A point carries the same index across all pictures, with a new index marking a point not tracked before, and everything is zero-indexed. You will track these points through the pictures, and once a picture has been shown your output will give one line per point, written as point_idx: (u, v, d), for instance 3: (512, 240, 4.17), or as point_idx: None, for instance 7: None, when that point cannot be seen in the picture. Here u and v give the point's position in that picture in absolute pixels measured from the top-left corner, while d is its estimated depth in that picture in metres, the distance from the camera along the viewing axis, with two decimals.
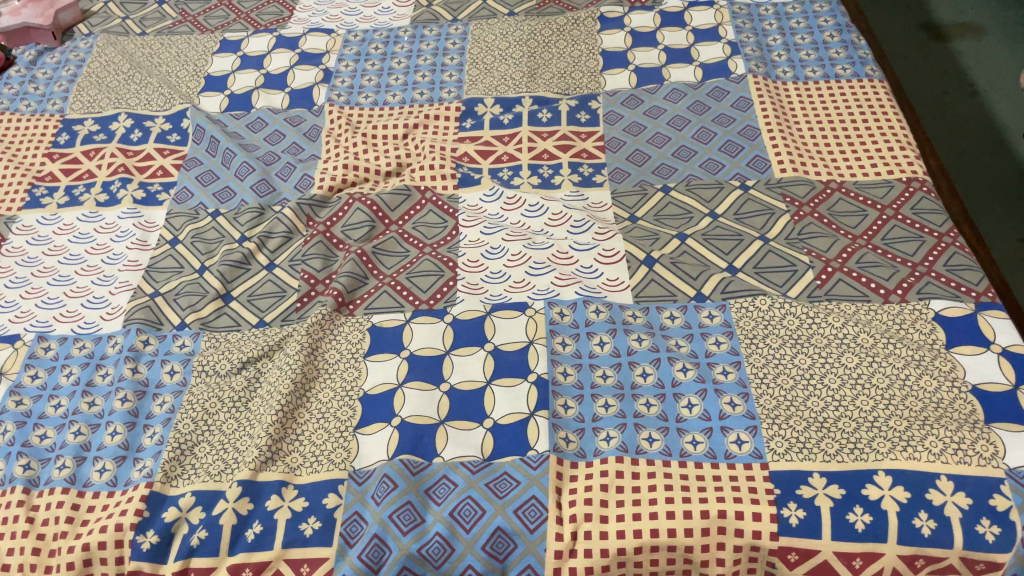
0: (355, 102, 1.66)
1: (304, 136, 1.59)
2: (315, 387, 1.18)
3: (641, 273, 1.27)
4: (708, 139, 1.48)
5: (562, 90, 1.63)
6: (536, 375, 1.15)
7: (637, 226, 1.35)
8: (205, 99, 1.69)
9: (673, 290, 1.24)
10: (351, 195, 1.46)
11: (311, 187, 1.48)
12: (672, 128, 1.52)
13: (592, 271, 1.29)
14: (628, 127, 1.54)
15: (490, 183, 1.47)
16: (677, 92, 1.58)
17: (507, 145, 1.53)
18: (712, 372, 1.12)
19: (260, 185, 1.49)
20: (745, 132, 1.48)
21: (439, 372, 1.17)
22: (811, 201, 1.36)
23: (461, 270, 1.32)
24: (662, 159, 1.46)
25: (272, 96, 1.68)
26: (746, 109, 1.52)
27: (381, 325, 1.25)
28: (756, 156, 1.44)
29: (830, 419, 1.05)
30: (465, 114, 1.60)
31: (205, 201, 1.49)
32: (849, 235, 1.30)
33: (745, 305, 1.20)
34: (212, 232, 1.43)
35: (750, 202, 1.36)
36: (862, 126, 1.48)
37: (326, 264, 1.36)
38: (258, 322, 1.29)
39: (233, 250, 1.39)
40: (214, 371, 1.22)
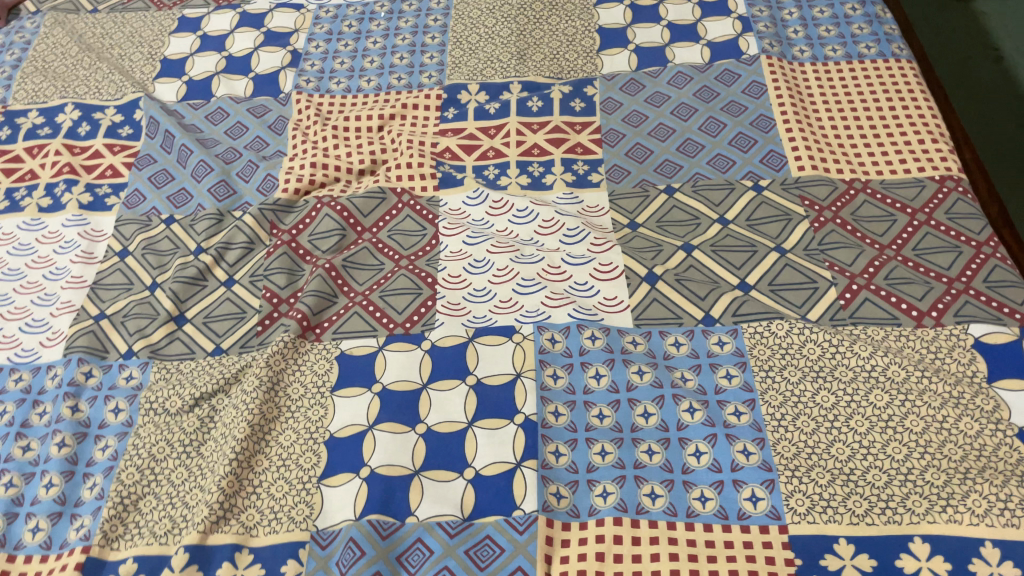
0: (325, 89, 1.49)
1: (269, 130, 1.43)
2: (276, 429, 1.05)
3: (641, 291, 1.13)
4: (717, 131, 1.33)
5: (554, 74, 1.47)
6: (523, 416, 1.01)
7: (637, 235, 1.20)
8: (161, 86, 1.53)
9: (678, 311, 1.10)
10: (319, 198, 1.31)
11: (274, 189, 1.33)
12: (676, 118, 1.36)
13: (587, 289, 1.15)
14: (628, 117, 1.38)
15: (474, 183, 1.32)
16: (683, 77, 1.42)
17: (493, 139, 1.38)
18: (722, 413, 0.99)
19: (219, 187, 1.34)
20: (758, 123, 1.33)
21: (415, 411, 1.04)
22: (833, 204, 1.21)
23: (440, 287, 1.19)
24: (665, 154, 1.31)
25: (235, 82, 1.52)
26: (759, 95, 1.36)
27: (351, 353, 1.12)
28: (770, 151, 1.29)
29: (856, 472, 0.92)
30: (446, 103, 1.44)
31: (158, 205, 1.34)
32: (876, 245, 1.15)
33: (760, 331, 1.06)
34: (166, 242, 1.29)
35: (764, 206, 1.21)
36: (889, 114, 1.33)
37: (291, 281, 1.22)
38: (214, 349, 1.15)
39: (188, 263, 1.25)
40: (163, 408, 1.09)
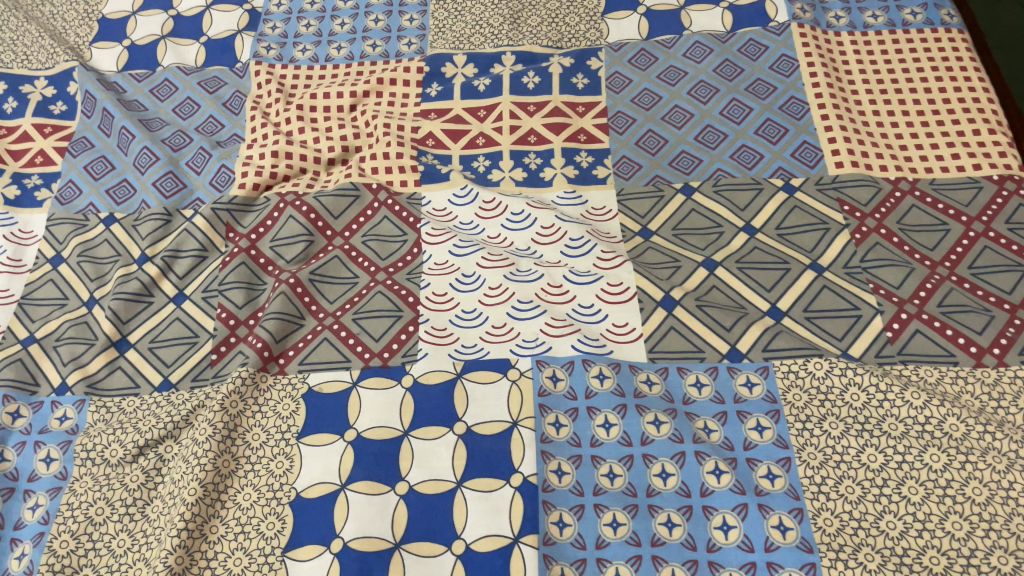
0: (289, 58, 1.30)
1: (223, 108, 1.24)
2: (233, 485, 0.91)
3: (656, 317, 0.98)
4: (741, 117, 1.15)
5: (553, 42, 1.27)
6: (521, 477, 0.87)
7: (650, 247, 1.04)
8: (98, 51, 1.33)
9: (699, 344, 0.95)
10: (281, 195, 1.14)
11: (230, 184, 1.15)
12: (694, 100, 1.18)
13: (594, 313, 0.99)
14: (638, 97, 1.20)
15: (461, 177, 1.14)
16: (701, 48, 1.23)
17: (483, 123, 1.20)
18: (753, 476, 0.85)
19: (165, 181, 1.16)
20: (788, 107, 1.15)
21: (395, 466, 0.90)
22: (876, 210, 1.05)
23: (423, 308, 1.03)
24: (682, 145, 1.14)
25: (183, 48, 1.32)
26: (789, 73, 1.18)
27: (320, 390, 0.97)
28: (803, 143, 1.12)
29: (909, 554, 0.79)
30: (429, 77, 1.25)
31: (96, 201, 1.16)
32: (927, 262, 1.00)
33: (794, 372, 0.92)
34: (105, 247, 1.12)
35: (796, 212, 1.05)
36: (939, 96, 1.15)
37: (250, 298, 1.06)
38: (162, 383, 1.00)
39: (130, 275, 1.08)
40: (103, 459, 0.93)
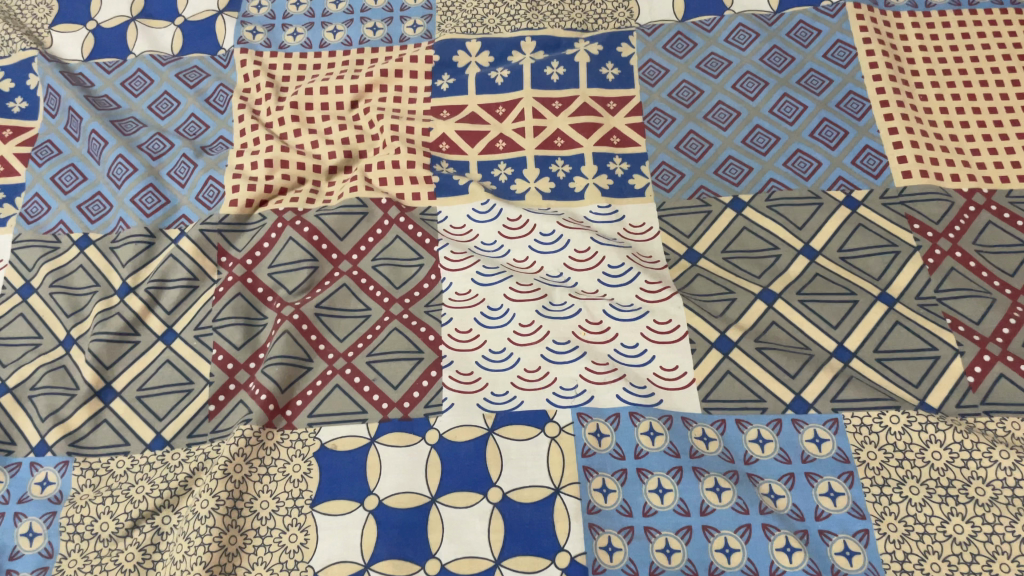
0: (278, 43, 1.15)
1: (207, 105, 1.10)
2: (241, 563, 0.80)
3: (710, 361, 0.87)
4: (794, 115, 1.02)
5: (577, 24, 1.13)
6: (568, 556, 0.77)
7: (699, 274, 0.93)
8: (60, 35, 1.17)
9: (759, 392, 0.85)
10: (278, 212, 1.01)
11: (219, 199, 1.01)
12: (740, 95, 1.05)
13: (639, 354, 0.89)
14: (677, 90, 1.07)
15: (481, 189, 1.01)
16: (745, 32, 1.10)
17: (503, 122, 1.06)
18: (828, 553, 0.76)
19: (146, 196, 1.02)
20: (847, 104, 1.02)
21: (424, 541, 0.79)
22: (949, 229, 0.94)
23: (446, 348, 0.92)
24: (728, 150, 1.01)
25: (157, 32, 1.17)
26: (847, 63, 1.05)
27: (333, 448, 0.86)
28: (865, 147, 0.99)
29: None
30: (438, 67, 1.11)
31: (68, 219, 1.03)
32: (1009, 291, 0.89)
33: (867, 426, 0.82)
34: (81, 275, 0.99)
35: (861, 231, 0.94)
36: (1014, 90, 1.02)
37: (249, 336, 0.94)
38: (154, 441, 0.89)
39: (111, 310, 0.96)
40: (93, 533, 0.83)
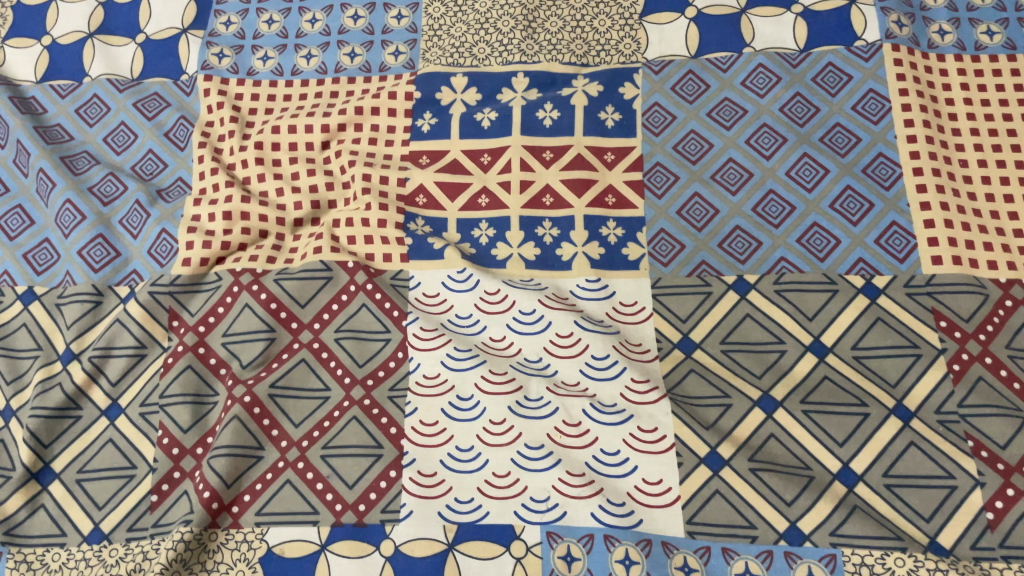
0: (246, 68, 1.04)
1: (165, 141, 1.00)
2: None
3: (698, 478, 0.78)
4: (813, 181, 0.91)
5: (576, 57, 1.01)
6: None
7: (693, 370, 0.84)
8: (12, 51, 1.08)
9: (751, 517, 0.76)
10: (235, 272, 0.92)
11: (173, 256, 0.93)
12: (753, 152, 0.93)
13: (620, 464, 0.80)
14: (684, 142, 0.95)
15: (457, 254, 0.92)
16: (765, 75, 0.97)
17: (486, 174, 0.96)
18: None
19: (93, 248, 0.94)
20: (874, 170, 0.90)
21: None
22: (980, 329, 0.82)
23: (409, 442, 0.83)
24: (736, 219, 0.90)
25: (116, 51, 1.07)
26: (878, 118, 0.93)
27: (280, 554, 0.78)
28: (892, 225, 0.88)
29: None
30: (420, 104, 1.00)
31: (11, 269, 0.95)
32: None
33: (869, 567, 0.73)
34: (23, 335, 0.91)
35: (879, 327, 0.83)
36: None
37: (197, 416, 0.86)
38: (92, 533, 0.82)
39: (53, 380, 0.88)
40: None
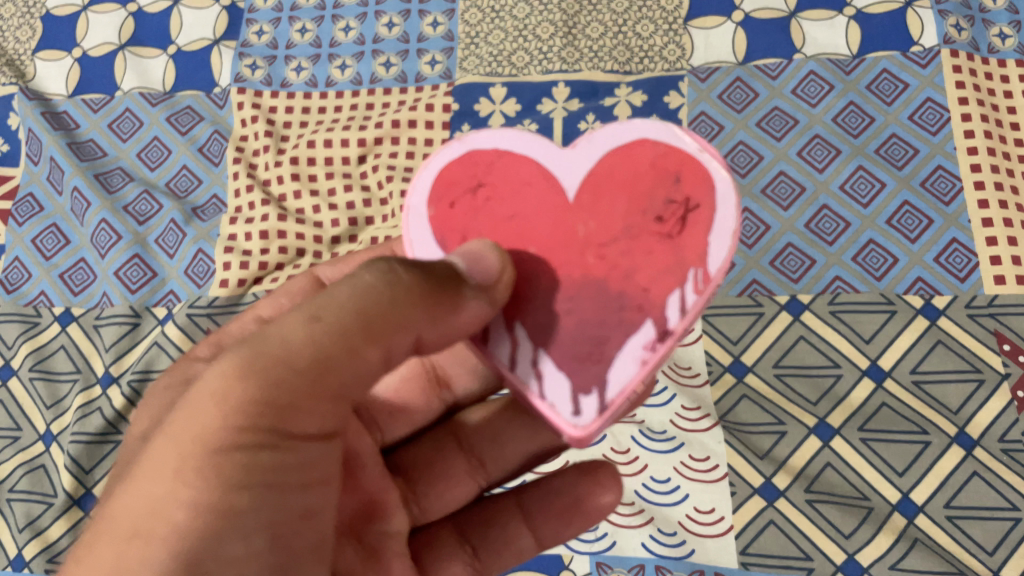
0: (279, 80, 1.02)
1: (199, 156, 0.99)
2: None
3: (751, 508, 0.76)
4: (869, 195, 0.88)
5: (618, 65, 0.98)
6: None
7: (745, 395, 0.81)
8: (43, 64, 1.07)
9: (807, 549, 0.74)
10: (272, 293, 0.90)
11: (210, 276, 0.92)
12: (806, 165, 0.90)
13: (670, 492, 0.77)
14: (732, 154, 0.92)
15: None
16: (817, 83, 0.94)
17: None
18: None
19: (130, 268, 0.93)
20: (933, 183, 0.87)
21: None
22: None
23: None
24: (788, 236, 0.87)
25: (148, 63, 1.05)
26: (936, 129, 0.89)
27: None
28: (952, 241, 0.84)
29: None
30: (458, 116, 0.97)
31: (48, 289, 0.94)
32: None
33: None
34: (62, 358, 0.90)
35: (940, 351, 0.80)
36: None
37: None
38: None
39: (92, 404, 0.87)
40: None
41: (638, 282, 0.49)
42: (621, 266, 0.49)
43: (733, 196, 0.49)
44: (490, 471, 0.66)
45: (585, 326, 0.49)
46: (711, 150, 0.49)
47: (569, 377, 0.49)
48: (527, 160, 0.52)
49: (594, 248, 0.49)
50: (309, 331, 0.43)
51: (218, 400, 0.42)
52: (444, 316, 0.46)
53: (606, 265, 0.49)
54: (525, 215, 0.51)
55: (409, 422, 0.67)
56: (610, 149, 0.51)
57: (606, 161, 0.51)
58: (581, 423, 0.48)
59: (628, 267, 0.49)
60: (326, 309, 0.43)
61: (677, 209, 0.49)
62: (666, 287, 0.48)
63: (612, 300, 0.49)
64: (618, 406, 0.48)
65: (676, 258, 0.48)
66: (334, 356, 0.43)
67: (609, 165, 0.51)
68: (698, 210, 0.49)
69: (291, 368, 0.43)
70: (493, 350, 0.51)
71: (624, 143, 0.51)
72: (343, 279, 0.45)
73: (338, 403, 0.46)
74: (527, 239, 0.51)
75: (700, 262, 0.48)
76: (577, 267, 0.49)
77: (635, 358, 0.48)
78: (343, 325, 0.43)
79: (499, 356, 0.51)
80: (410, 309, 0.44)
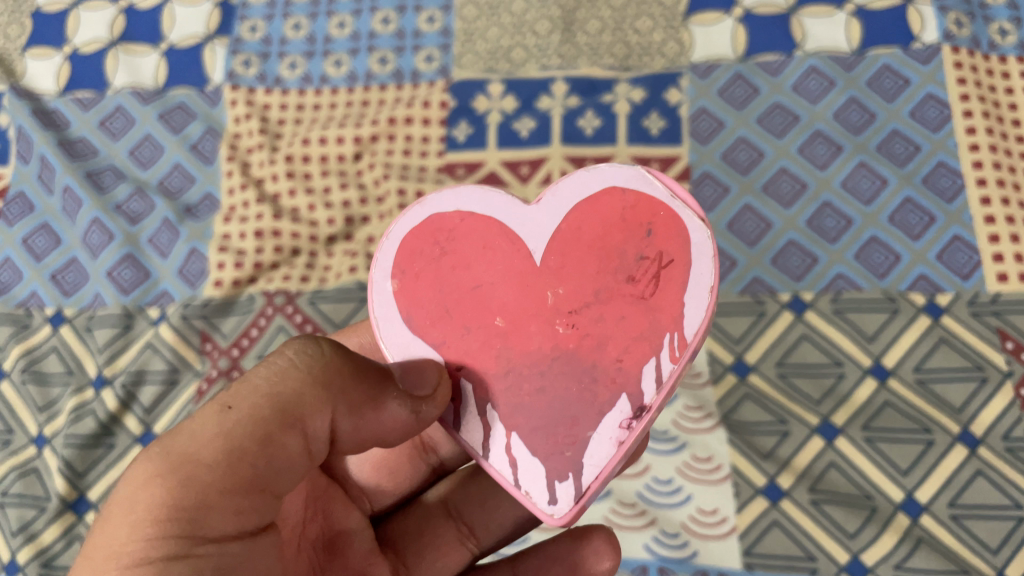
0: (273, 77, 1.01)
1: (192, 155, 0.97)
2: None
3: (755, 509, 0.75)
4: (871, 193, 0.87)
5: (617, 61, 0.97)
6: None
7: (748, 394, 0.80)
8: (32, 62, 1.05)
9: (811, 549, 0.73)
10: (268, 293, 0.89)
11: (205, 277, 0.90)
12: (807, 162, 0.90)
13: (673, 494, 0.76)
14: (732, 151, 0.91)
15: None
16: (818, 79, 0.93)
17: (526, 185, 0.92)
18: None
19: (123, 269, 0.91)
20: (935, 180, 0.86)
21: None
22: None
23: None
24: (790, 234, 0.87)
25: (139, 59, 1.03)
26: (938, 125, 0.89)
27: None
28: (954, 239, 0.84)
29: None
30: (455, 113, 0.96)
31: (40, 290, 0.93)
32: None
33: None
34: (54, 360, 0.89)
35: (943, 349, 0.79)
36: None
37: None
38: None
39: (86, 408, 0.86)
40: None
41: (611, 353, 0.50)
42: (593, 334, 0.50)
43: (707, 246, 0.49)
44: (481, 539, 0.64)
45: (558, 405, 0.50)
46: (683, 195, 0.51)
47: (545, 463, 0.49)
48: (492, 223, 0.54)
49: (564, 315, 0.51)
50: (221, 421, 0.45)
51: (132, 501, 0.43)
52: (364, 404, 0.50)
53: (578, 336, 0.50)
54: (492, 283, 0.52)
55: (396, 491, 0.66)
56: (573, 205, 0.52)
57: (572, 218, 0.52)
58: (559, 511, 0.48)
59: (600, 334, 0.50)
60: (240, 397, 0.47)
61: (650, 266, 0.50)
62: (640, 357, 0.49)
63: (585, 373, 0.50)
64: (595, 490, 0.48)
65: (650, 321, 0.49)
66: (251, 447, 0.45)
67: (576, 220, 0.52)
68: (672, 266, 0.50)
69: (203, 463, 0.44)
70: (465, 436, 0.52)
71: (592, 195, 0.52)
72: (264, 362, 0.49)
73: (263, 501, 0.47)
74: (493, 311, 0.52)
75: (676, 326, 0.49)
76: (549, 337, 0.51)
77: (611, 439, 0.49)
78: (258, 412, 0.46)
79: (471, 440, 0.52)
80: (327, 384, 0.48)
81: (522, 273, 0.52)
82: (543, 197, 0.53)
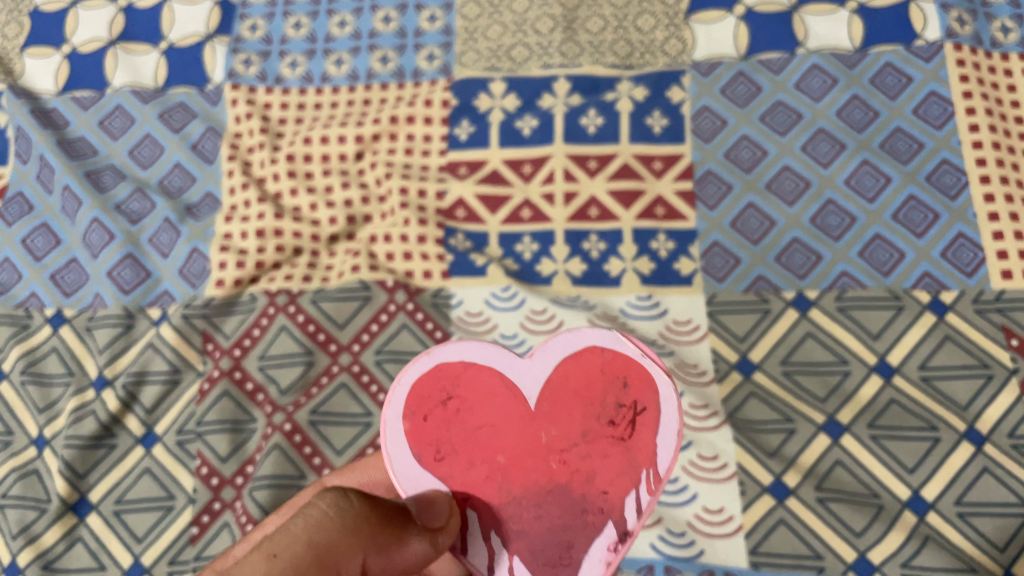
0: (274, 76, 1.00)
1: (193, 154, 0.97)
2: None
3: (761, 507, 0.75)
4: (874, 191, 0.87)
5: (620, 59, 0.97)
6: None
7: (753, 391, 0.80)
8: (31, 61, 1.04)
9: (818, 547, 0.73)
10: (270, 293, 0.89)
11: (206, 277, 0.90)
12: (811, 161, 0.89)
13: (679, 492, 0.76)
14: (735, 149, 0.91)
15: (501, 270, 0.88)
16: (820, 77, 0.93)
17: (529, 184, 0.92)
18: None
19: (123, 269, 0.91)
20: (939, 178, 0.86)
21: None
22: None
23: None
24: (794, 232, 0.87)
25: (139, 59, 1.03)
26: (941, 122, 0.89)
27: None
28: (959, 236, 0.83)
29: None
30: (457, 112, 0.96)
31: (39, 291, 0.92)
32: None
33: None
34: (54, 360, 0.88)
35: (947, 346, 0.79)
36: None
37: (236, 444, 0.82)
38: (132, 567, 0.79)
39: (86, 409, 0.85)
40: None
41: (597, 485, 0.61)
42: (582, 469, 0.61)
43: (672, 397, 0.63)
44: None
45: (553, 532, 0.60)
46: (652, 355, 0.64)
47: None
48: (493, 373, 0.63)
49: (557, 454, 0.61)
50: (269, 568, 0.44)
51: None
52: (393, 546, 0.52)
53: (568, 466, 0.61)
54: (492, 425, 0.62)
55: None
56: (561, 358, 0.64)
57: (562, 375, 0.63)
58: None
59: (588, 470, 0.61)
60: (284, 545, 0.46)
61: (627, 412, 0.62)
62: (622, 490, 0.61)
63: (577, 502, 0.60)
64: None
65: (630, 459, 0.61)
66: None
67: (564, 370, 0.63)
68: (646, 412, 0.62)
69: None
70: (471, 558, 0.61)
71: (575, 352, 0.64)
72: (295, 515, 0.50)
73: None
74: (494, 449, 0.61)
75: (651, 463, 0.61)
76: (544, 472, 0.61)
77: (601, 559, 0.60)
78: (302, 562, 0.46)
79: (477, 567, 0.61)
80: (365, 532, 0.51)
81: (519, 418, 0.62)
82: (535, 351, 0.64)
